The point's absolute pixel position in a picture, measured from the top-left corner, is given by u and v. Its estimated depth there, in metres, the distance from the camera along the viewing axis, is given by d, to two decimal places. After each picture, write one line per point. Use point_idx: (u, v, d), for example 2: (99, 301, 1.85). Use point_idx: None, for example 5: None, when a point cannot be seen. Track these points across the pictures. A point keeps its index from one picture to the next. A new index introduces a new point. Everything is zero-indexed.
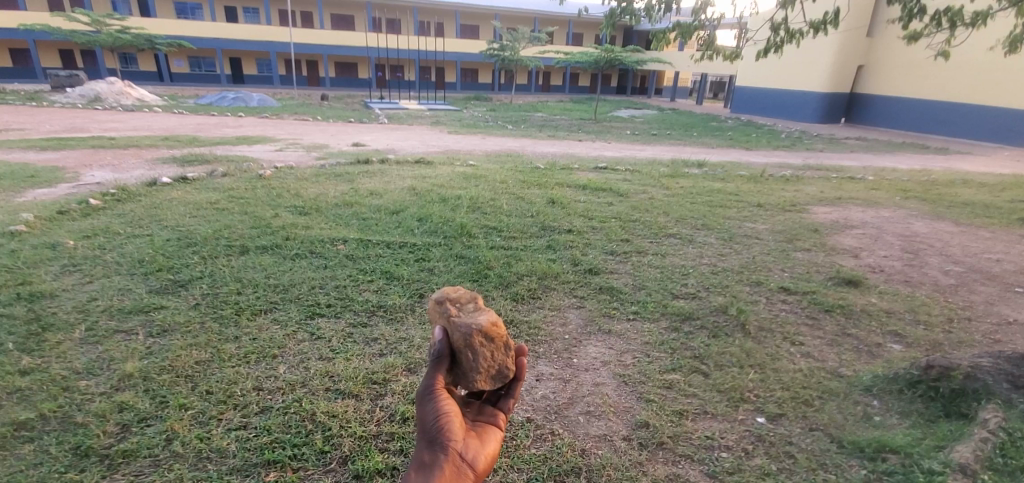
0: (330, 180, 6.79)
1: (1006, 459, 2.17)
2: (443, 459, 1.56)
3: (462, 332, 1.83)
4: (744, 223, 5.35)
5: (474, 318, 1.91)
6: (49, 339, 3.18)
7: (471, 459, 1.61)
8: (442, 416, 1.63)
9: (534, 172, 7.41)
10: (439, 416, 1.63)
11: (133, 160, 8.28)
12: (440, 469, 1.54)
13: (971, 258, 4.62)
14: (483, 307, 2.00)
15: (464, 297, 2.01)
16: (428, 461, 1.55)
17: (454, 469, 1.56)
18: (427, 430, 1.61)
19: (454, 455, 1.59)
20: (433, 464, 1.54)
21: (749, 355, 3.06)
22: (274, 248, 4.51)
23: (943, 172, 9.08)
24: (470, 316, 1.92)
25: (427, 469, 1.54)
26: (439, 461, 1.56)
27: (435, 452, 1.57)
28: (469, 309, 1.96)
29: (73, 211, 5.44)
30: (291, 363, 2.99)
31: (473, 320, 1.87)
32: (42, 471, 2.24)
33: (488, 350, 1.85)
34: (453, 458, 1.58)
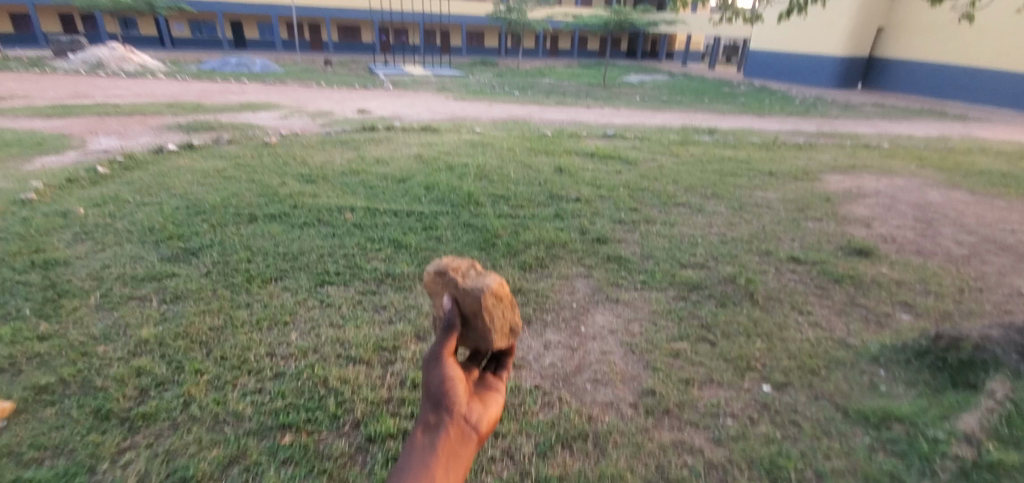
0: (335, 147, 6.73)
1: (1012, 429, 2.20)
2: (448, 421, 1.46)
3: (475, 296, 1.83)
4: (755, 192, 5.28)
5: (483, 281, 1.90)
6: (65, 306, 3.24)
7: (477, 421, 1.51)
8: (448, 378, 1.54)
9: (542, 139, 7.31)
10: (444, 378, 1.53)
11: (139, 127, 8.25)
12: (446, 432, 1.45)
13: (986, 228, 4.55)
14: (490, 270, 1.98)
15: (468, 263, 2.01)
16: (433, 423, 1.46)
17: (460, 433, 1.46)
18: (432, 394, 1.52)
19: (458, 418, 1.48)
20: (438, 427, 1.45)
21: (757, 324, 3.07)
22: (283, 216, 4.52)
23: (961, 140, 8.85)
24: (479, 280, 1.91)
25: (432, 432, 1.45)
26: (444, 424, 1.46)
27: (440, 414, 1.48)
28: (476, 274, 1.95)
29: (82, 178, 5.45)
30: (303, 330, 3.04)
31: (482, 283, 1.87)
32: (64, 433, 2.31)
33: (497, 312, 1.85)
34: (458, 421, 1.48)
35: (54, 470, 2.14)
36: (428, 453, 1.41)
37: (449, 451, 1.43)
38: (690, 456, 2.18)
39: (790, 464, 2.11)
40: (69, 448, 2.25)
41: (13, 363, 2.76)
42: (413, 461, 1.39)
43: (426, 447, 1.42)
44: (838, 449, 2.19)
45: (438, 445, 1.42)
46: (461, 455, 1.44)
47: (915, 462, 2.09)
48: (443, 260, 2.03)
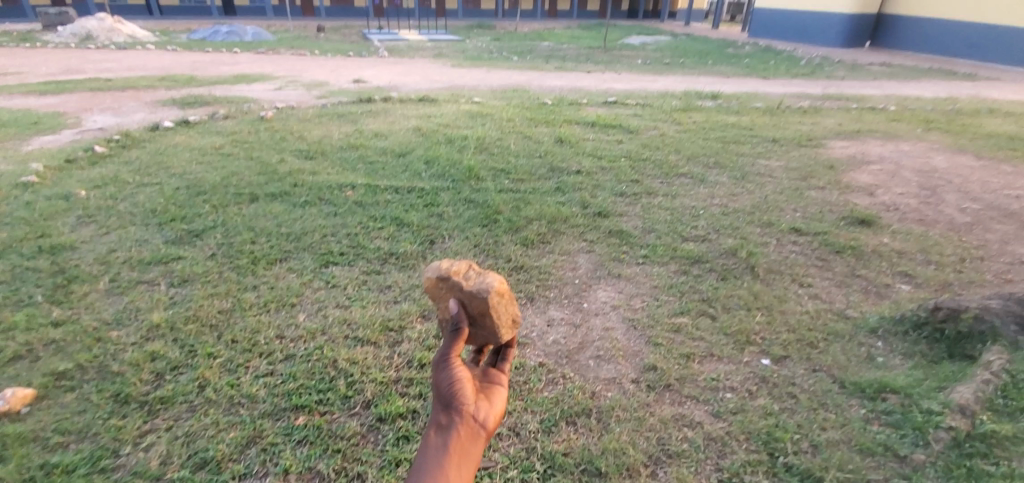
0: (333, 121, 6.65)
1: (1006, 400, 2.26)
2: (458, 421, 1.56)
3: (480, 298, 1.94)
4: (758, 160, 5.24)
5: (485, 283, 2.00)
6: (76, 291, 3.29)
7: (485, 417, 1.60)
8: (457, 380, 1.62)
9: (542, 108, 7.20)
10: (453, 380, 1.62)
11: (133, 103, 8.13)
12: (457, 431, 1.55)
13: (990, 194, 4.53)
14: (490, 271, 2.08)
15: (468, 265, 2.10)
16: (444, 424, 1.56)
17: (470, 431, 1.56)
18: (441, 395, 1.61)
19: (467, 416, 1.58)
20: (449, 427, 1.55)
21: (758, 297, 3.10)
22: (284, 195, 4.52)
23: (969, 100, 8.69)
24: (480, 282, 2.01)
25: (444, 432, 1.55)
26: (455, 424, 1.55)
27: (450, 414, 1.57)
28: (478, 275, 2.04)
29: (81, 159, 5.43)
30: (310, 311, 3.10)
31: (485, 285, 1.97)
32: (86, 418, 2.40)
33: (500, 312, 1.95)
34: (468, 419, 1.57)
35: (79, 454, 2.23)
36: (441, 452, 1.51)
37: (460, 449, 1.53)
38: (691, 430, 2.25)
39: (787, 436, 2.18)
40: (93, 432, 2.33)
41: (30, 350, 2.83)
42: (428, 460, 1.50)
43: (439, 446, 1.52)
44: (835, 421, 2.27)
45: (450, 444, 1.52)
46: (472, 451, 1.54)
47: (909, 433, 2.17)
48: (444, 264, 2.12)
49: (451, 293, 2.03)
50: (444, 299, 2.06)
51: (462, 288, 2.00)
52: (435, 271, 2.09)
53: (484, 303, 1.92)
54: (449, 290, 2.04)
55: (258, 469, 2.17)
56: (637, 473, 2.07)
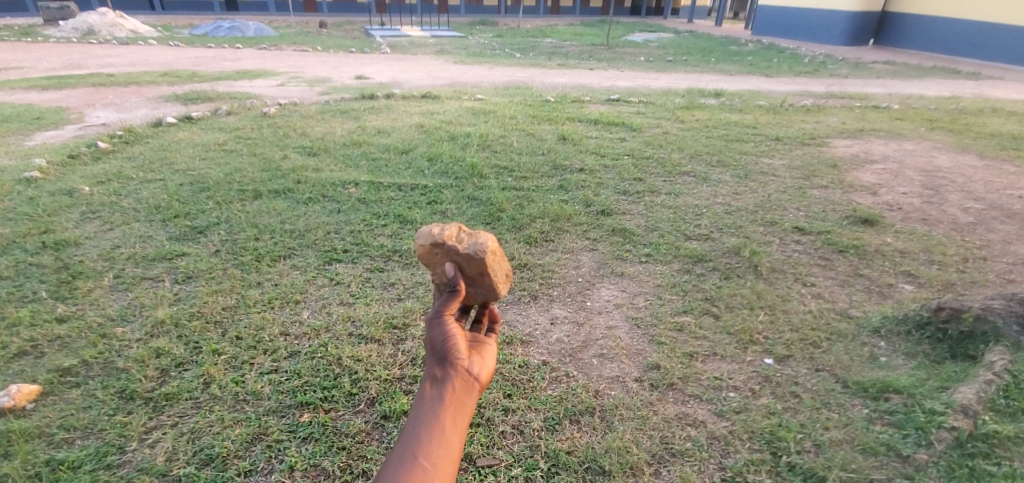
0: (335, 117, 6.65)
1: (1009, 400, 2.28)
2: (453, 374, 1.61)
3: (476, 260, 2.02)
4: (761, 158, 5.23)
5: (479, 245, 2.07)
6: (80, 287, 3.30)
7: (477, 371, 1.66)
8: (451, 335, 1.67)
9: (544, 105, 7.19)
10: (447, 335, 1.66)
11: (136, 98, 8.13)
12: (451, 384, 1.59)
13: (993, 194, 4.53)
14: (482, 233, 2.14)
15: (460, 229, 2.16)
16: (439, 377, 1.61)
17: (464, 385, 1.61)
18: (436, 350, 1.65)
19: (461, 370, 1.63)
20: (444, 380, 1.59)
21: (761, 296, 3.11)
22: (287, 192, 4.52)
23: (973, 100, 8.66)
24: (474, 245, 2.07)
25: (439, 385, 1.59)
26: (449, 377, 1.60)
27: (444, 368, 1.62)
28: (470, 238, 2.11)
29: (84, 154, 5.43)
30: (314, 309, 3.10)
31: (479, 248, 2.04)
32: (92, 414, 2.41)
33: (494, 272, 2.05)
34: (461, 372, 1.62)
35: (86, 450, 2.25)
36: (437, 404, 1.55)
37: (455, 401, 1.58)
38: (694, 429, 2.26)
39: (790, 435, 2.19)
40: (99, 428, 2.35)
41: (35, 346, 2.84)
42: (424, 412, 1.54)
43: (434, 399, 1.56)
44: (837, 421, 2.28)
45: (445, 396, 1.57)
46: (466, 404, 1.60)
47: (912, 433, 2.18)
48: (434, 229, 2.16)
49: (446, 257, 2.08)
50: (439, 263, 2.10)
51: (457, 251, 2.05)
52: (427, 236, 2.12)
53: (480, 264, 2.02)
54: (444, 254, 2.08)
55: (263, 466, 2.18)
56: (641, 472, 2.08)
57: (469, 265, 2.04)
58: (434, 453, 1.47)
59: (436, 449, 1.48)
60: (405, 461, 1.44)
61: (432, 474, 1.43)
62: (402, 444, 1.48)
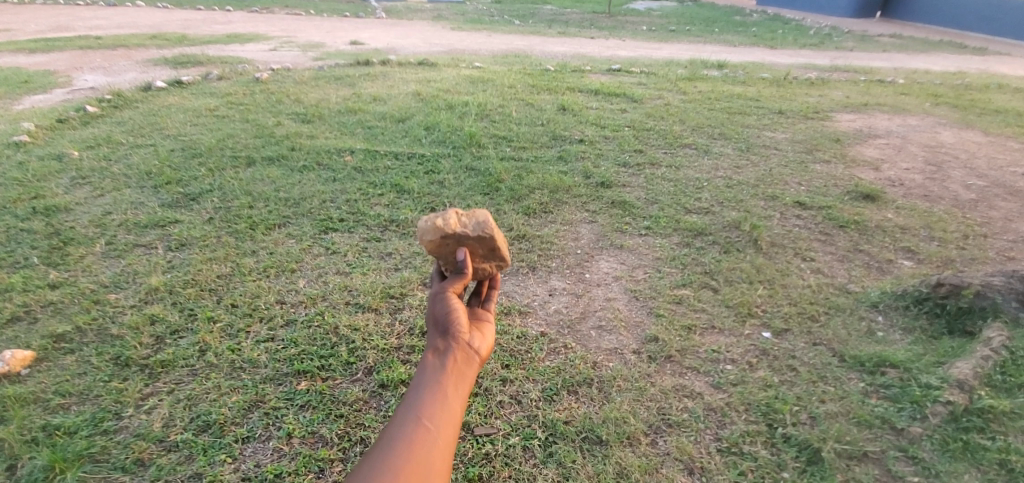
0: (330, 83, 6.48)
1: (1005, 376, 2.31)
2: (455, 345, 1.62)
3: (487, 239, 2.10)
4: (763, 132, 5.16)
5: (483, 225, 2.13)
6: (72, 253, 3.25)
7: (477, 345, 1.68)
8: (454, 308, 1.70)
9: (544, 74, 7.03)
10: (450, 308, 1.70)
11: (124, 61, 7.90)
12: (453, 354, 1.61)
13: (996, 171, 4.50)
14: (479, 212, 2.19)
15: (457, 213, 2.16)
16: (442, 348, 1.62)
17: (466, 355, 1.63)
18: (438, 322, 1.68)
19: (463, 342, 1.64)
20: (447, 350, 1.61)
21: (760, 270, 3.09)
22: (281, 159, 4.43)
23: (979, 75, 8.53)
24: (477, 225, 2.12)
25: (441, 354, 1.60)
26: (452, 348, 1.62)
27: (447, 339, 1.63)
28: (471, 219, 2.14)
29: (73, 118, 5.30)
30: (310, 277, 3.07)
31: (485, 227, 2.11)
32: (87, 380, 2.39)
33: (501, 245, 2.17)
34: (463, 344, 1.64)
35: (82, 415, 2.24)
36: (439, 372, 1.56)
37: (456, 370, 1.59)
38: (691, 400, 2.27)
39: (786, 408, 2.21)
40: (94, 394, 2.33)
41: (28, 312, 2.81)
42: (427, 378, 1.54)
43: (437, 366, 1.57)
44: (834, 394, 2.29)
45: (447, 365, 1.58)
46: (467, 376, 1.60)
47: (907, 406, 2.20)
48: (434, 220, 2.10)
49: (458, 245, 2.08)
50: (450, 253, 2.09)
51: (467, 236, 2.08)
52: (433, 229, 2.07)
53: (491, 241, 2.11)
54: (456, 243, 2.08)
55: (261, 433, 2.18)
56: (638, 442, 2.10)
57: (479, 245, 2.11)
58: (438, 415, 1.47)
59: (439, 412, 1.48)
60: (409, 421, 1.44)
61: (437, 433, 1.43)
62: (405, 406, 1.48)
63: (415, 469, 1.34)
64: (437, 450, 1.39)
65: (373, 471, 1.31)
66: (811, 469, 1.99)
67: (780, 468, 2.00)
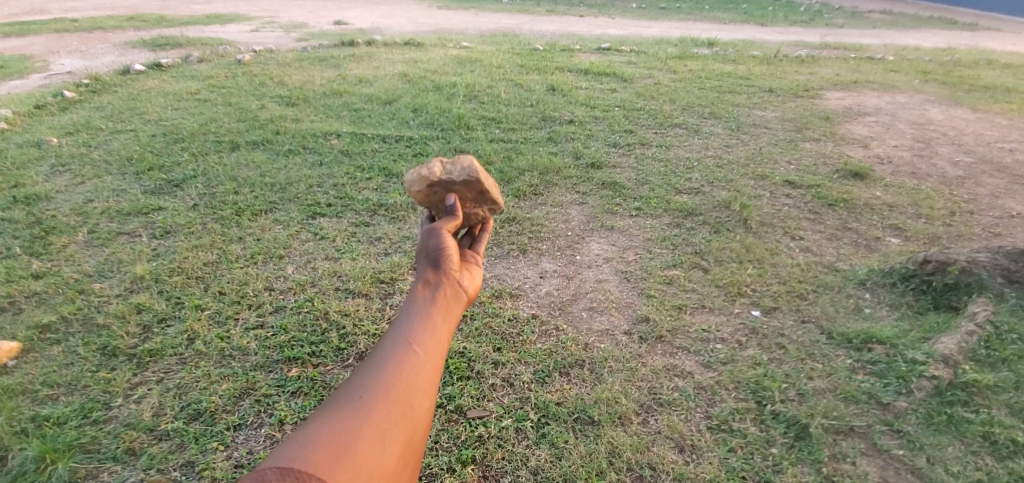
0: (314, 65, 6.34)
1: (989, 351, 2.36)
2: (446, 279, 1.57)
3: (472, 182, 2.16)
4: (753, 110, 5.14)
5: (469, 170, 2.19)
6: (54, 243, 3.18)
7: (467, 284, 1.63)
8: (445, 246, 1.68)
9: (533, 54, 6.92)
10: (441, 246, 1.67)
11: (101, 44, 7.65)
12: (444, 289, 1.55)
13: (983, 147, 4.53)
14: (464, 159, 2.26)
15: (444, 162, 2.26)
16: (432, 281, 1.56)
17: (455, 292, 1.57)
18: (430, 258, 1.64)
19: (453, 278, 1.59)
20: (437, 284, 1.55)
21: (750, 250, 3.10)
22: (265, 143, 4.34)
23: (968, 51, 8.54)
24: (463, 171, 2.19)
25: (431, 287, 1.55)
26: (442, 282, 1.56)
27: (438, 273, 1.59)
28: (457, 167, 2.21)
29: (50, 104, 5.15)
30: (298, 263, 3.04)
31: (470, 171, 2.17)
32: (75, 371, 2.36)
33: (490, 188, 2.21)
34: (453, 280, 1.59)
35: (71, 406, 2.21)
36: (429, 303, 1.50)
37: (446, 305, 1.53)
38: (682, 379, 2.29)
39: (775, 385, 2.23)
40: (83, 385, 2.30)
41: (12, 303, 2.75)
42: (416, 307, 1.48)
43: (427, 298, 1.51)
44: (821, 371, 2.32)
45: (437, 297, 1.52)
46: (456, 311, 1.54)
47: (893, 381, 2.24)
48: (420, 171, 2.23)
49: (445, 192, 2.18)
50: (440, 200, 2.21)
51: (453, 182, 2.17)
52: (420, 179, 2.20)
53: (477, 185, 2.16)
54: (442, 189, 2.19)
55: (253, 420, 2.17)
56: (629, 421, 2.12)
57: (467, 190, 2.18)
58: (427, 343, 1.40)
59: (428, 342, 1.41)
60: (398, 346, 1.37)
61: (425, 361, 1.36)
62: (394, 333, 1.41)
63: (402, 395, 1.28)
64: (425, 378, 1.33)
65: (360, 394, 1.25)
66: (799, 444, 2.03)
67: (769, 444, 2.03)
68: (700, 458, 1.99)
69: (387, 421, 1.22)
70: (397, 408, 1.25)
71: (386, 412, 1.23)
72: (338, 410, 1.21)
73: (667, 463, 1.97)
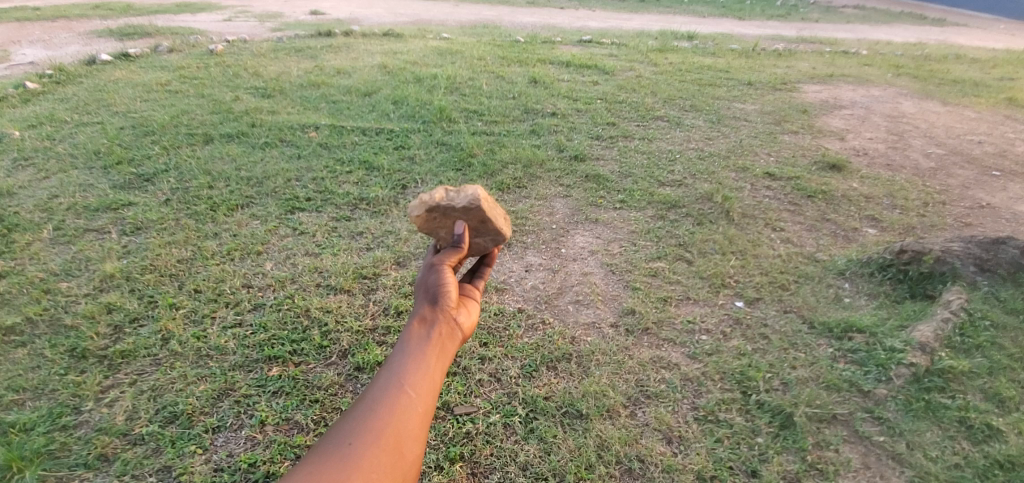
0: (290, 56, 6.18)
1: (964, 337, 2.43)
2: (441, 317, 1.53)
3: (473, 210, 2.01)
4: (734, 103, 5.19)
5: (472, 197, 2.05)
6: (17, 241, 3.03)
7: (463, 320, 1.59)
8: (445, 282, 1.62)
9: (514, 46, 6.87)
10: (441, 282, 1.62)
11: (64, 33, 7.33)
12: (440, 327, 1.52)
13: (954, 140, 4.65)
14: (470, 186, 2.13)
15: (446, 189, 2.14)
16: (429, 318, 1.52)
17: (450, 331, 1.53)
18: (428, 292, 1.59)
19: (449, 316, 1.56)
20: (433, 321, 1.52)
21: (733, 241, 3.13)
22: (240, 136, 4.22)
23: (937, 46, 8.76)
24: (465, 198, 2.05)
25: (427, 325, 1.51)
26: (438, 320, 1.52)
27: (434, 310, 1.55)
28: (458, 194, 2.08)
29: (11, 96, 4.91)
30: (278, 259, 2.96)
31: (471, 198, 2.03)
32: (41, 374, 2.26)
33: (493, 218, 2.04)
34: (449, 319, 1.55)
35: (37, 411, 2.11)
36: (423, 342, 1.47)
37: (441, 343, 1.50)
38: (668, 371, 2.30)
39: (759, 375, 2.26)
40: (50, 389, 2.20)
41: None
42: (411, 346, 1.45)
43: (422, 335, 1.48)
44: (804, 360, 2.36)
45: (433, 336, 1.49)
46: (450, 350, 1.51)
47: (873, 369, 2.29)
48: (421, 197, 2.13)
49: (445, 218, 2.05)
50: (439, 227, 2.07)
51: (454, 209, 2.03)
52: (419, 204, 2.10)
53: (479, 212, 2.01)
54: (442, 216, 2.05)
55: (233, 422, 2.10)
56: (618, 414, 2.12)
57: (467, 217, 2.03)
58: (418, 385, 1.38)
59: (422, 382, 1.39)
60: (389, 388, 1.36)
61: (417, 403, 1.35)
62: (386, 373, 1.40)
63: (392, 442, 1.28)
64: (416, 423, 1.32)
65: (349, 441, 1.25)
66: (784, 433, 2.05)
67: (755, 434, 2.05)
68: (688, 449, 2.00)
69: (376, 470, 1.23)
70: (386, 456, 1.26)
71: (374, 461, 1.24)
72: (326, 457, 1.22)
73: (656, 455, 1.97)
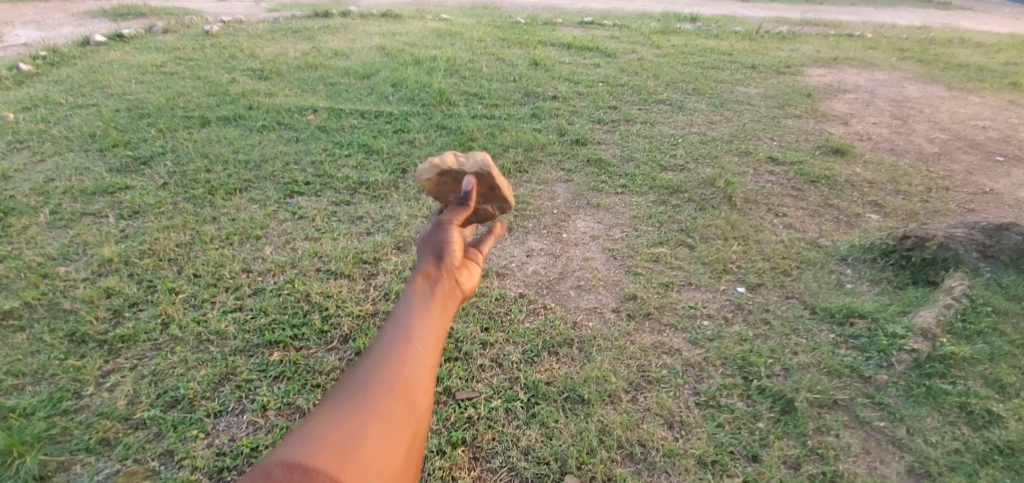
0: (287, 37, 6.08)
1: (965, 323, 2.43)
2: (446, 273, 1.34)
3: (484, 175, 1.98)
4: (737, 87, 5.13)
5: (483, 163, 2.02)
6: (13, 225, 3.00)
7: (469, 280, 1.40)
8: (449, 239, 1.44)
9: (514, 27, 6.76)
10: (445, 237, 1.43)
11: (56, 14, 7.19)
12: (444, 281, 1.33)
13: (958, 125, 4.61)
14: (480, 153, 2.10)
15: (457, 155, 2.11)
16: (432, 274, 1.33)
17: (456, 288, 1.34)
18: (431, 249, 1.40)
19: (455, 272, 1.37)
20: (438, 277, 1.32)
21: (735, 226, 3.11)
22: (238, 119, 4.16)
23: (942, 30, 8.65)
24: (476, 163, 2.02)
25: (432, 281, 1.31)
26: (443, 276, 1.34)
27: (438, 266, 1.35)
28: (469, 159, 2.05)
29: (4, 78, 4.83)
30: (277, 244, 2.93)
31: (483, 163, 2.00)
32: (41, 359, 2.25)
33: (503, 185, 2.02)
34: (455, 275, 1.36)
35: (37, 396, 2.11)
36: (428, 298, 1.27)
37: (447, 299, 1.31)
38: (670, 356, 2.30)
39: (761, 361, 2.26)
40: (50, 373, 2.20)
41: None
42: (414, 301, 1.25)
43: (426, 290, 1.29)
44: (805, 345, 2.36)
45: (438, 292, 1.29)
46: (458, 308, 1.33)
47: (874, 355, 2.29)
48: (432, 160, 2.09)
49: (455, 182, 2.02)
50: (448, 192, 2.04)
51: (464, 173, 2.00)
52: (429, 167, 2.06)
53: (490, 179, 1.98)
54: (452, 180, 2.02)
55: (234, 406, 2.10)
56: (619, 399, 2.12)
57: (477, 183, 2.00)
58: (430, 335, 1.21)
59: (427, 340, 1.20)
60: (391, 346, 1.15)
61: (424, 362, 1.16)
62: (388, 330, 1.20)
63: (400, 406, 1.08)
64: (424, 383, 1.13)
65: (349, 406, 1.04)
66: (784, 418, 2.06)
67: (756, 419, 2.06)
68: (690, 434, 2.00)
69: (382, 436, 1.02)
70: (393, 422, 1.05)
71: (379, 426, 1.03)
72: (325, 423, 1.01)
73: (657, 439, 1.98)
